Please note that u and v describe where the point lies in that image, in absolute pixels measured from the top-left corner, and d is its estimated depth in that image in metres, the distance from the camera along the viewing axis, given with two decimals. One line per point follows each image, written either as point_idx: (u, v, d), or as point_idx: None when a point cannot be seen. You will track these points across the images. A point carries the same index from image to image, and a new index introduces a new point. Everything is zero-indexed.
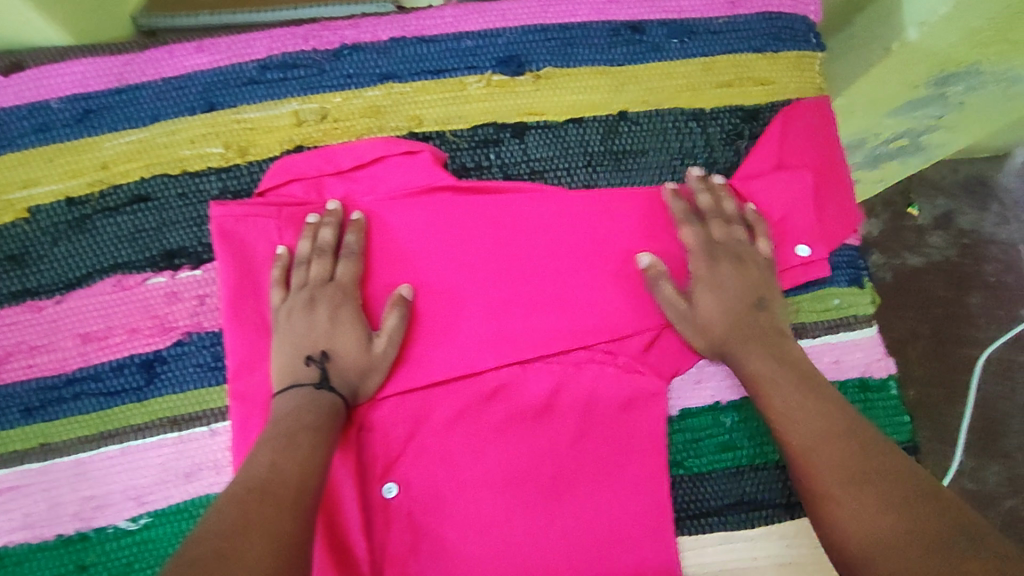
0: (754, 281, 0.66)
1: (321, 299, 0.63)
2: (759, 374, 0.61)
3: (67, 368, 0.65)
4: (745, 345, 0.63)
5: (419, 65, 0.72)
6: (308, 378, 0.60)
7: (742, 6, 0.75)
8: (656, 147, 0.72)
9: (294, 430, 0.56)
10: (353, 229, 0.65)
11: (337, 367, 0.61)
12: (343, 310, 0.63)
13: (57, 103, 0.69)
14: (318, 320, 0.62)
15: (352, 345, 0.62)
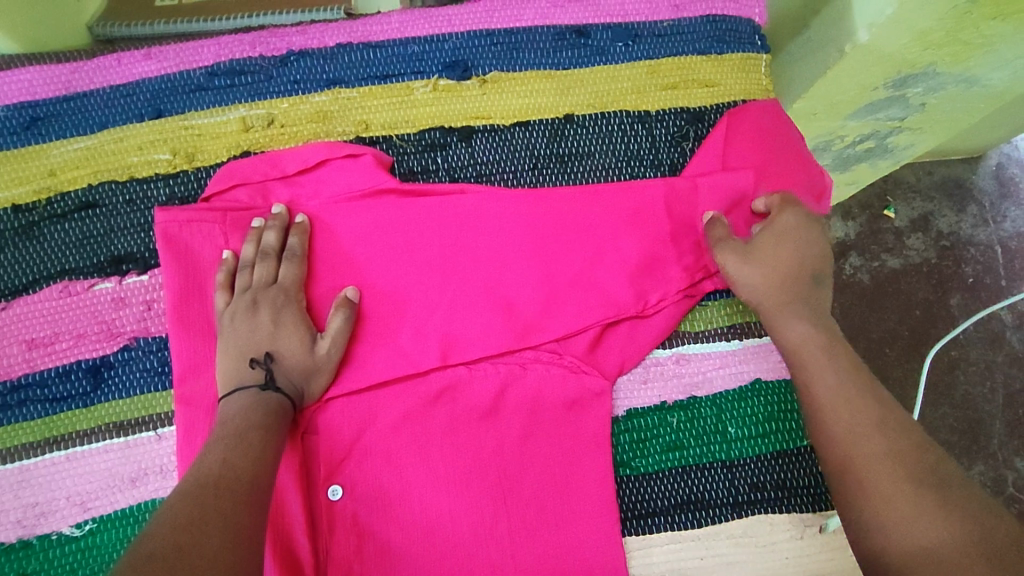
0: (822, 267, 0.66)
1: (265, 301, 0.63)
2: (798, 338, 0.62)
3: (11, 375, 0.64)
4: (785, 309, 0.64)
5: (366, 71, 0.73)
6: (252, 379, 0.60)
7: (687, 9, 0.76)
8: (603, 149, 0.72)
9: (242, 429, 0.55)
10: (297, 232, 0.66)
11: (282, 369, 0.61)
12: (287, 312, 0.63)
13: (4, 110, 0.70)
14: (261, 322, 0.62)
15: (295, 346, 0.62)
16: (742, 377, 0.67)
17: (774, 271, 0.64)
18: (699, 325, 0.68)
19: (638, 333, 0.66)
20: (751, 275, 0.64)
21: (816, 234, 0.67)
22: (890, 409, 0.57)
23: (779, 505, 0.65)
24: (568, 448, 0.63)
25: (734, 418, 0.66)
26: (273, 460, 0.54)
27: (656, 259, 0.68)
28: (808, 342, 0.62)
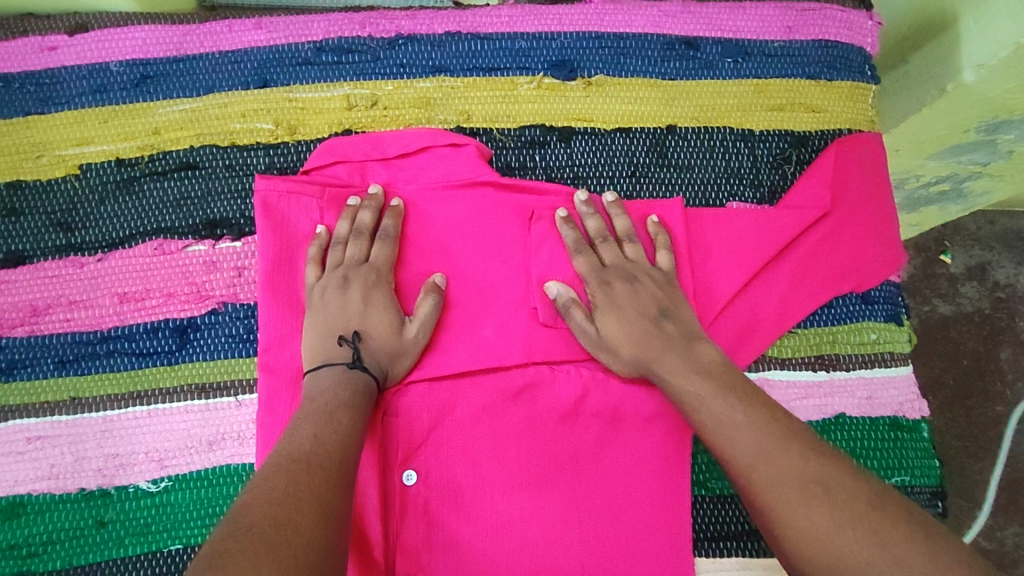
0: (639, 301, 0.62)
1: (358, 280, 0.63)
2: (693, 393, 0.56)
3: (102, 325, 0.65)
4: (664, 365, 0.59)
5: (472, 62, 0.73)
6: (341, 357, 0.60)
7: (799, 32, 0.75)
8: (702, 164, 0.71)
9: (332, 406, 0.56)
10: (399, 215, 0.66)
11: (369, 350, 0.60)
12: (376, 294, 0.63)
13: (117, 66, 0.71)
14: (352, 301, 0.62)
15: (384, 328, 0.61)
16: (827, 410, 0.66)
17: (636, 333, 0.60)
18: (787, 352, 0.67)
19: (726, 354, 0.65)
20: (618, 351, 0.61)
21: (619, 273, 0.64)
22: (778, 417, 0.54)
23: None
24: (640, 463, 0.62)
25: None
26: (360, 441, 0.55)
27: (751, 282, 0.66)
28: (692, 393, 0.57)
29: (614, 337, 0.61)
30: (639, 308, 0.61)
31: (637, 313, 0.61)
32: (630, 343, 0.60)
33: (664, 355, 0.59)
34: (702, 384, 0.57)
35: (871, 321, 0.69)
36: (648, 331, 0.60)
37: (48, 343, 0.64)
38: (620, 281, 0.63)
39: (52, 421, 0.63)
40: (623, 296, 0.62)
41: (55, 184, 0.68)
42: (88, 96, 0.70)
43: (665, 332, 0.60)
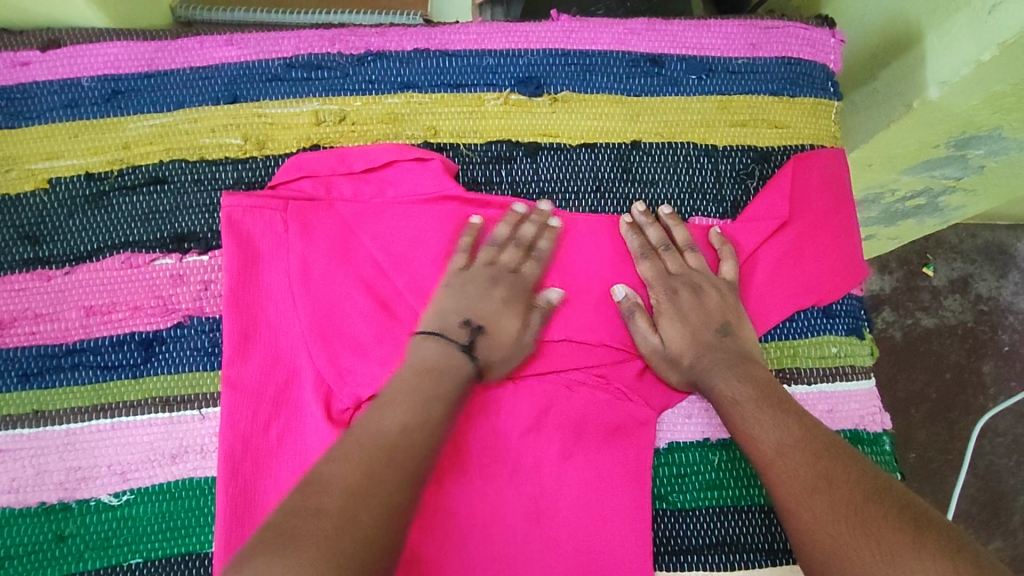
0: (712, 310, 0.65)
1: (504, 284, 0.65)
2: (734, 399, 0.60)
3: (68, 338, 0.65)
4: (715, 376, 0.62)
5: (439, 78, 0.74)
6: (458, 339, 0.61)
7: (763, 49, 0.76)
8: (666, 179, 0.73)
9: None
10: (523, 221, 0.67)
11: (490, 342, 0.62)
12: (505, 293, 0.64)
13: (88, 81, 0.71)
14: (491, 299, 0.63)
15: (508, 326, 0.63)
16: None
17: (684, 343, 0.64)
18: None
19: None
20: (662, 360, 0.65)
21: (716, 283, 0.66)
22: (804, 424, 0.57)
23: None
24: (602, 476, 0.63)
25: None
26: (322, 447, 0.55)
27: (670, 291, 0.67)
28: (734, 394, 0.60)
29: (676, 343, 0.64)
30: (704, 318, 0.65)
31: (700, 323, 0.65)
32: (702, 354, 0.63)
33: (713, 367, 0.62)
34: (743, 390, 0.60)
35: (832, 335, 0.69)
36: (715, 342, 0.64)
37: (13, 356, 0.64)
38: (687, 290, 0.66)
39: (14, 434, 0.63)
40: (687, 306, 0.65)
41: (23, 199, 0.69)
42: (60, 110, 0.71)
43: (728, 340, 0.64)
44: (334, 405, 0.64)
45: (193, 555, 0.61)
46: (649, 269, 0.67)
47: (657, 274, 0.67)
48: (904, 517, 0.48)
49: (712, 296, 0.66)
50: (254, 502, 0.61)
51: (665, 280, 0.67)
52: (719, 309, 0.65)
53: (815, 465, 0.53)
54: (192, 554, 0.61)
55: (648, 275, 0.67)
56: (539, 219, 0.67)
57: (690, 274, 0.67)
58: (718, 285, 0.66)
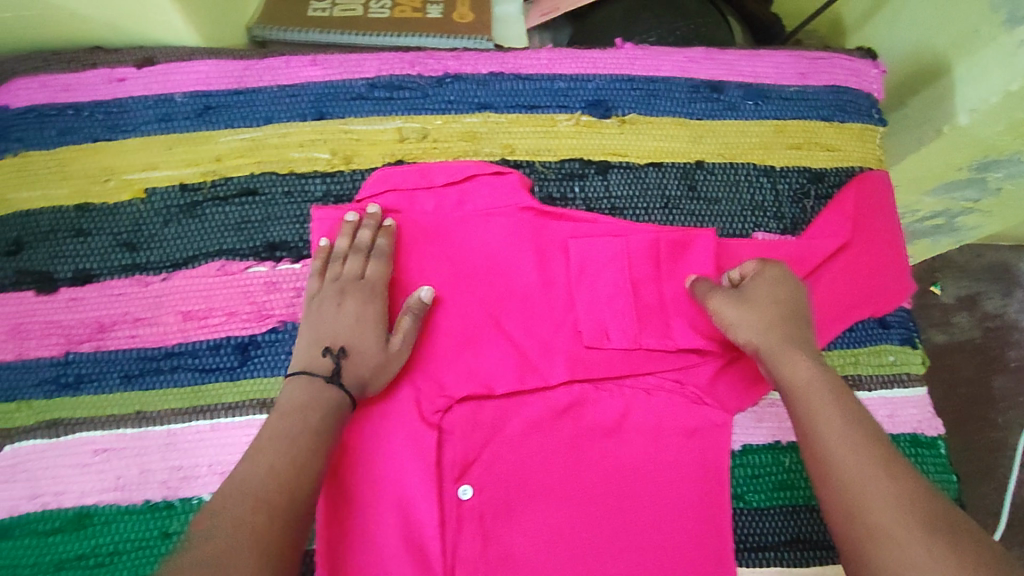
0: (798, 301, 0.66)
1: (351, 296, 0.67)
2: (802, 381, 0.59)
3: (166, 342, 0.68)
4: (786, 353, 0.62)
5: (514, 100, 0.78)
6: (325, 370, 0.63)
7: (813, 78, 0.82)
8: (729, 198, 0.77)
9: (297, 430, 0.58)
10: (358, 228, 0.69)
11: (357, 361, 0.64)
12: (354, 308, 0.66)
13: (181, 97, 0.75)
14: (344, 317, 0.66)
15: (366, 343, 0.64)
16: None
17: (760, 317, 0.64)
18: None
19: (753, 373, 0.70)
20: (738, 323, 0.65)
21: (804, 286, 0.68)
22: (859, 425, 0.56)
23: None
24: (682, 474, 0.66)
25: None
26: None
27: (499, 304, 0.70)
28: (804, 378, 0.60)
29: (751, 314, 0.64)
30: (789, 303, 0.65)
31: (779, 316, 0.64)
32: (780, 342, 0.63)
33: (785, 344, 0.62)
34: (816, 375, 0.60)
35: (888, 344, 0.74)
36: (793, 325, 0.64)
37: (114, 359, 0.67)
38: (780, 277, 0.67)
39: (117, 434, 0.65)
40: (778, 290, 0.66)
41: (120, 207, 0.71)
42: (155, 124, 0.74)
43: (804, 334, 0.64)
44: (425, 407, 0.66)
45: None
46: (750, 264, 0.69)
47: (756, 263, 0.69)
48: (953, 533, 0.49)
49: (790, 292, 0.66)
50: (349, 505, 0.63)
51: (766, 266, 0.68)
52: (804, 306, 0.66)
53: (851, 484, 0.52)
54: None
55: (748, 267, 0.69)
56: (373, 221, 0.69)
57: (789, 269, 0.68)
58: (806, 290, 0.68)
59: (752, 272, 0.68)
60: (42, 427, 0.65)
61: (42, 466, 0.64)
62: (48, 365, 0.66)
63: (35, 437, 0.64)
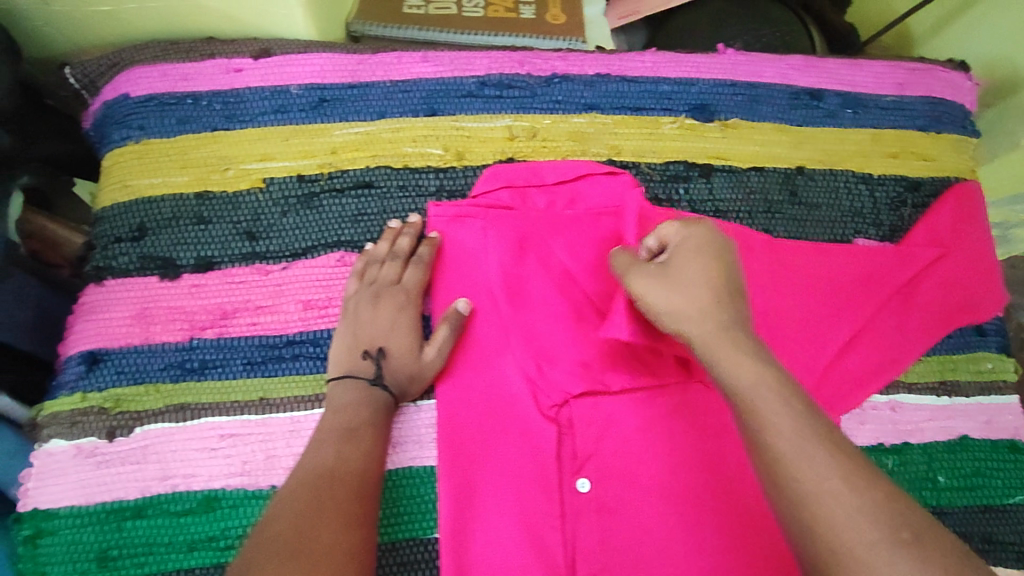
0: (732, 284, 0.57)
1: (387, 300, 0.69)
2: (749, 382, 0.50)
3: (288, 330, 0.69)
4: (732, 350, 0.52)
5: (620, 102, 0.79)
6: (364, 373, 0.66)
7: (909, 89, 0.83)
8: (829, 203, 0.79)
9: (357, 426, 0.63)
10: (400, 235, 0.72)
11: (395, 365, 0.67)
12: (392, 312, 0.69)
13: (297, 89, 0.75)
14: (379, 321, 0.68)
15: (406, 348, 0.68)
16: (950, 432, 0.75)
17: (704, 306, 0.55)
18: (913, 377, 0.76)
19: (854, 374, 0.73)
20: (682, 312, 0.56)
21: (735, 262, 0.59)
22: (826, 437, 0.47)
23: (987, 555, 0.71)
24: None
25: (945, 468, 0.73)
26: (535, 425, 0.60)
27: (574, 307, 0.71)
28: (751, 376, 0.50)
29: (714, 305, 0.55)
30: (721, 289, 0.56)
31: (709, 292, 0.55)
32: (704, 324, 0.54)
33: (729, 338, 0.53)
34: (765, 378, 0.50)
35: (987, 351, 0.78)
36: (726, 313, 0.55)
37: (237, 346, 0.68)
38: (700, 253, 0.58)
39: (243, 420, 0.66)
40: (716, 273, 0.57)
41: (240, 197, 0.72)
42: (270, 115, 0.75)
43: (722, 310, 0.55)
44: (543, 400, 0.69)
45: (418, 539, 0.66)
46: (676, 231, 0.60)
47: (678, 232, 0.60)
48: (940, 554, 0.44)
49: (717, 268, 0.57)
50: (473, 492, 0.66)
51: (692, 235, 0.59)
52: (738, 291, 0.57)
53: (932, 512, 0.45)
54: (416, 538, 0.66)
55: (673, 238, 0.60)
56: (414, 229, 0.72)
57: (709, 236, 0.60)
58: (733, 264, 0.58)
59: (682, 243, 0.59)
60: (170, 411, 0.66)
61: (171, 449, 0.65)
62: (173, 350, 0.68)
63: (163, 421, 0.66)
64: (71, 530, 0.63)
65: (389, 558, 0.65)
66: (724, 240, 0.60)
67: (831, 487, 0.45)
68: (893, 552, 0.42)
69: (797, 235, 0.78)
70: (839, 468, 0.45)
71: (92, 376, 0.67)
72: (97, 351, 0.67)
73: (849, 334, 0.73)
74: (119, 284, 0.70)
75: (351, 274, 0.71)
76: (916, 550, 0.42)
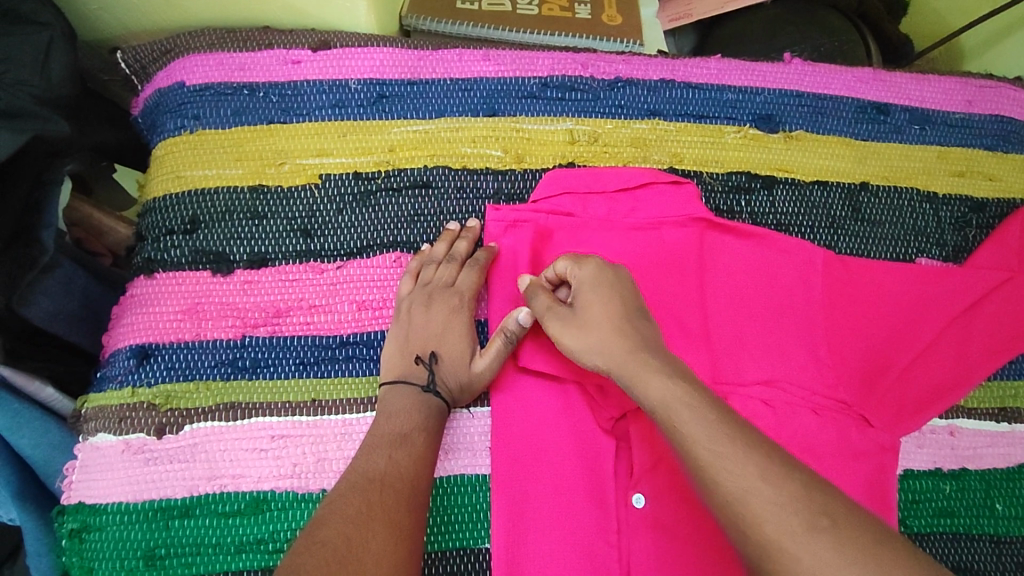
0: (628, 307, 0.60)
1: (440, 303, 0.66)
2: (661, 397, 0.53)
3: (341, 330, 0.67)
4: (642, 368, 0.55)
5: (683, 108, 0.78)
6: (418, 378, 0.64)
7: (978, 106, 0.82)
8: (893, 221, 0.77)
9: (411, 430, 0.60)
10: (456, 238, 0.70)
11: (447, 371, 0.64)
12: (446, 317, 0.66)
13: (356, 84, 0.74)
14: (432, 324, 0.66)
15: (459, 355, 0.65)
16: (1010, 459, 0.71)
17: (614, 333, 0.58)
18: (972, 402, 0.73)
19: (921, 398, 0.70)
20: (586, 342, 0.59)
21: (638, 291, 0.63)
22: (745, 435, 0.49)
23: None
24: (862, 501, 0.64)
25: (1002, 496, 0.70)
26: None
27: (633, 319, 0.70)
28: (661, 394, 0.53)
29: (605, 333, 0.58)
30: (631, 316, 0.60)
31: (600, 325, 0.59)
32: (609, 356, 0.57)
33: (636, 359, 0.56)
34: (675, 388, 0.53)
35: None
36: (644, 338, 0.58)
37: (289, 345, 0.67)
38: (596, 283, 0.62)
39: (294, 421, 0.65)
40: (589, 301, 0.61)
41: (295, 192, 0.71)
42: (328, 109, 0.73)
43: (618, 337, 0.58)
44: (600, 412, 0.66)
45: (468, 549, 0.64)
46: (569, 268, 0.64)
47: (571, 270, 0.64)
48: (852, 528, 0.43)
49: (617, 295, 0.61)
50: (526, 505, 0.64)
51: (580, 272, 0.63)
52: (640, 315, 0.60)
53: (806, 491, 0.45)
54: (467, 548, 0.64)
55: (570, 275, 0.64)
56: (471, 234, 0.70)
57: (615, 272, 0.63)
58: (620, 287, 0.62)
59: (582, 278, 0.62)
60: (220, 409, 0.64)
61: (220, 448, 0.64)
62: (223, 348, 0.66)
63: (213, 419, 0.64)
64: (117, 527, 0.61)
65: (438, 567, 0.63)
66: (623, 274, 0.64)
67: (747, 483, 0.46)
68: (811, 537, 0.42)
69: (860, 252, 0.76)
70: (755, 461, 0.47)
71: (142, 371, 0.65)
72: (147, 345, 0.66)
73: (914, 355, 0.71)
74: (170, 277, 0.68)
75: (404, 273, 0.69)
76: (835, 534, 0.43)
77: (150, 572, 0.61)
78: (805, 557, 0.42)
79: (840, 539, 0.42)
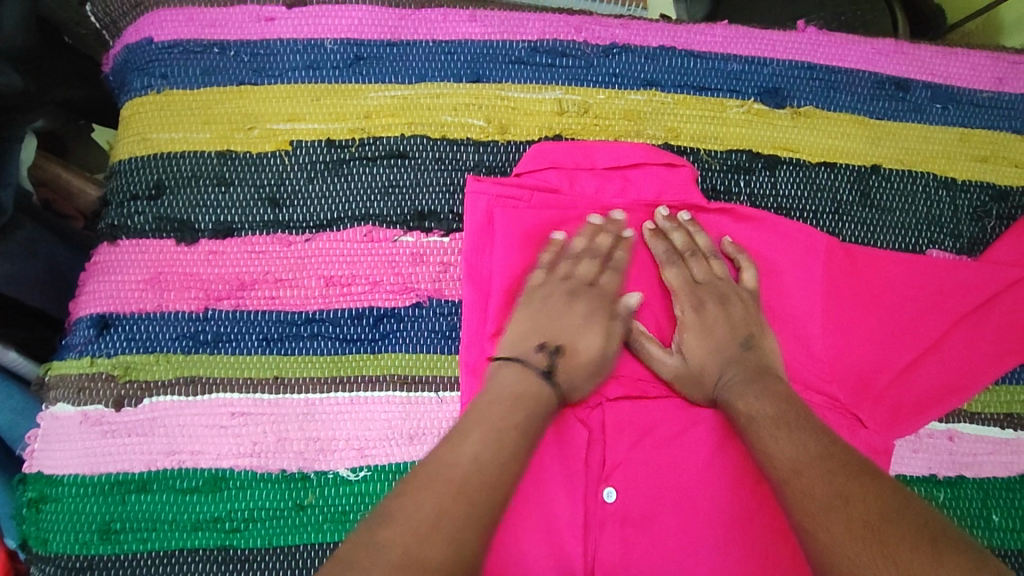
0: (736, 321, 0.63)
1: (585, 300, 0.64)
2: (757, 417, 0.56)
3: (307, 307, 0.65)
4: (743, 389, 0.59)
5: (683, 79, 0.72)
6: (538, 364, 0.60)
7: (1008, 85, 0.75)
8: (904, 208, 0.71)
9: None
10: (599, 232, 0.66)
11: (570, 364, 0.61)
12: (586, 308, 0.64)
13: (332, 44, 0.69)
14: (573, 318, 0.63)
15: (591, 346, 0.62)
16: (1012, 468, 0.67)
17: (714, 352, 0.62)
18: (976, 406, 0.68)
19: (921, 400, 0.65)
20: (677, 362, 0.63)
21: (749, 304, 0.64)
22: (837, 443, 0.51)
23: None
24: None
25: (1000, 507, 0.66)
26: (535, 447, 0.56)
27: None
28: (764, 411, 0.56)
29: (696, 353, 0.63)
30: (727, 329, 0.63)
31: (724, 333, 0.63)
32: (723, 371, 0.61)
33: (754, 381, 0.59)
34: (766, 408, 0.56)
35: None
36: (737, 354, 0.62)
37: (252, 320, 0.64)
38: (712, 299, 0.64)
39: (255, 399, 0.62)
40: (709, 318, 0.63)
41: (264, 158, 0.67)
42: (302, 71, 0.69)
43: (749, 357, 0.61)
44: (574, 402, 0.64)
45: None
46: (672, 278, 0.66)
47: (678, 282, 0.65)
48: (871, 507, 0.45)
49: (720, 313, 0.63)
50: None
51: (694, 287, 0.65)
52: (746, 334, 0.63)
53: (832, 482, 0.48)
54: None
55: (672, 285, 0.66)
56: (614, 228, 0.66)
57: (723, 283, 0.65)
58: (734, 302, 0.64)
59: (680, 292, 0.65)
60: (179, 383, 0.62)
61: (179, 423, 0.62)
62: (186, 320, 0.64)
63: (172, 393, 0.62)
64: (72, 499, 0.60)
65: None
66: (741, 286, 0.65)
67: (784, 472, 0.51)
68: (826, 517, 0.46)
69: (865, 241, 0.71)
70: (796, 454, 0.51)
71: (101, 341, 0.63)
72: (107, 314, 0.64)
73: (916, 355, 0.66)
74: (133, 244, 0.65)
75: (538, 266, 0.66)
76: (846, 516, 0.45)
77: (106, 546, 0.60)
78: (818, 533, 0.46)
79: (849, 520, 0.45)
